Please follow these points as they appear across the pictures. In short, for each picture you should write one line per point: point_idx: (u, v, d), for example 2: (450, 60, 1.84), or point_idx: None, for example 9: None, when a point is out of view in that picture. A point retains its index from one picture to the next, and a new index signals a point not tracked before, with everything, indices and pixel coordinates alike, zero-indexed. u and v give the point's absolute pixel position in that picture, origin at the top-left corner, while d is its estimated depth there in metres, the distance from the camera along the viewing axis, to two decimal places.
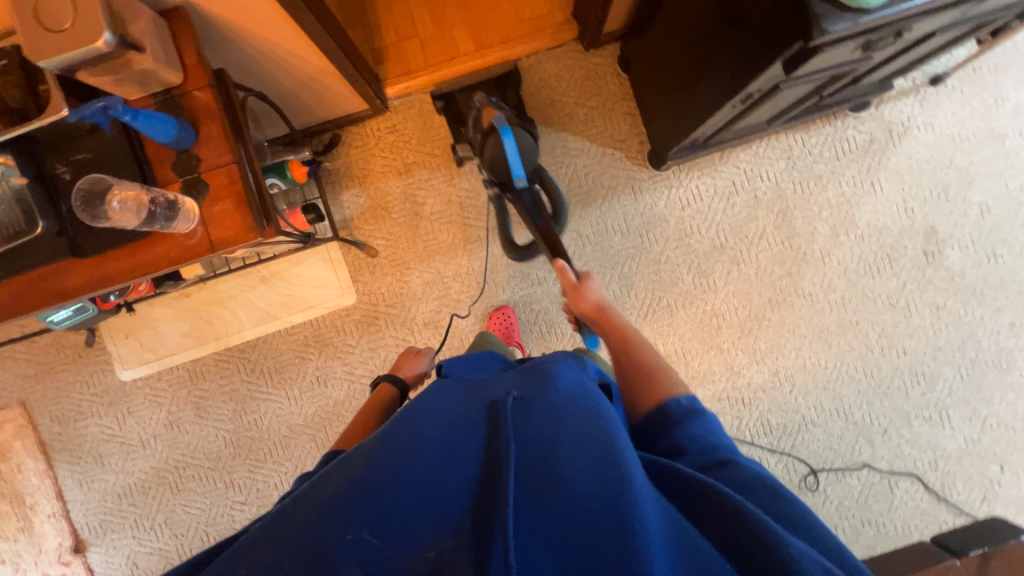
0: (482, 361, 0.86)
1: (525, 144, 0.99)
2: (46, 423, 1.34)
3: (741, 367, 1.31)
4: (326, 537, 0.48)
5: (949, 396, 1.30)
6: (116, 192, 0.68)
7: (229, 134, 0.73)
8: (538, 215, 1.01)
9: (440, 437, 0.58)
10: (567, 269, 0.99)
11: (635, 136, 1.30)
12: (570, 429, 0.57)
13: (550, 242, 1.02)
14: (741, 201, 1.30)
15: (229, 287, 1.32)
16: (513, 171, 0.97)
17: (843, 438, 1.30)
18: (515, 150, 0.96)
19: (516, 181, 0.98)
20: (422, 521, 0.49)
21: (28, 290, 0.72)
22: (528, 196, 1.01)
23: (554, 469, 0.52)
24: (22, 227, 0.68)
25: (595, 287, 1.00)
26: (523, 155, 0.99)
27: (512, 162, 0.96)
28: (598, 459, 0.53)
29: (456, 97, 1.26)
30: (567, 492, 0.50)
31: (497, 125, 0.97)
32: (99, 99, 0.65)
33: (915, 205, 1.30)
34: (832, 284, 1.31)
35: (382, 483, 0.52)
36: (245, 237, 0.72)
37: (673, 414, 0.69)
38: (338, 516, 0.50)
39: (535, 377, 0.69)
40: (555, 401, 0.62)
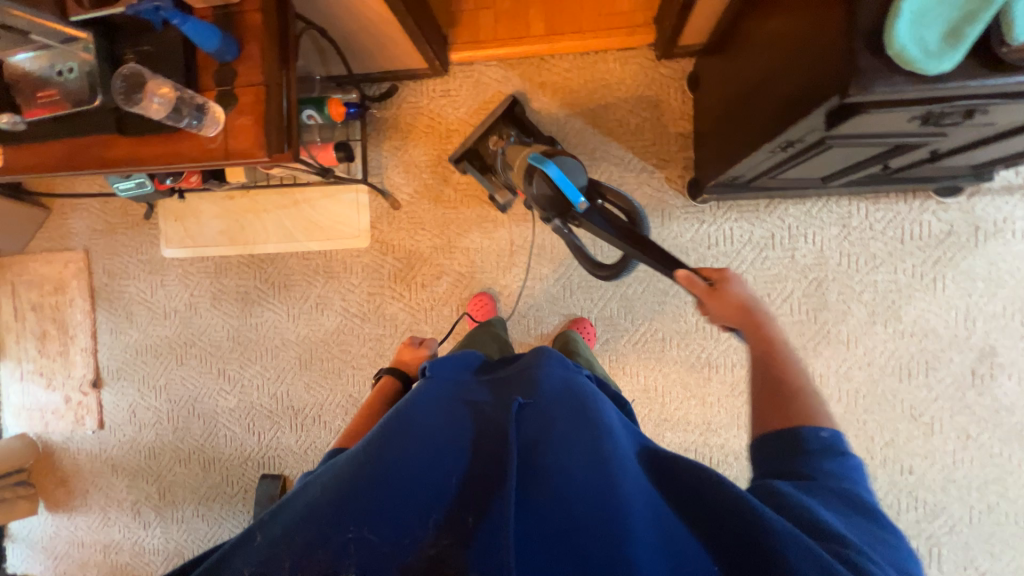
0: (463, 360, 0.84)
1: (574, 166, 0.87)
2: (99, 272, 1.56)
3: (718, 426, 1.24)
4: (325, 531, 0.50)
5: (946, 536, 1.15)
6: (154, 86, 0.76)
7: (267, 58, 0.77)
8: (618, 229, 0.85)
9: (431, 438, 0.61)
10: (695, 278, 0.83)
11: (681, 159, 1.24)
12: (559, 433, 0.60)
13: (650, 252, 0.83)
14: (775, 257, 1.20)
15: (266, 201, 1.43)
16: (573, 196, 0.85)
17: None
18: (564, 176, 0.85)
19: (579, 204, 0.86)
20: (412, 520, 0.52)
21: (79, 152, 0.82)
22: (598, 216, 0.86)
23: (545, 476, 0.54)
24: (85, 98, 0.80)
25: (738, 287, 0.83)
26: (573, 177, 0.87)
27: (568, 189, 0.85)
28: (588, 462, 0.55)
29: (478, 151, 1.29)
30: (556, 498, 0.52)
31: (538, 161, 0.87)
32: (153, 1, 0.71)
33: (979, 316, 1.13)
34: (849, 373, 1.18)
35: (373, 483, 0.54)
36: (256, 153, 0.78)
37: (808, 445, 0.61)
38: (336, 510, 0.52)
39: (527, 386, 0.71)
40: (544, 406, 0.64)
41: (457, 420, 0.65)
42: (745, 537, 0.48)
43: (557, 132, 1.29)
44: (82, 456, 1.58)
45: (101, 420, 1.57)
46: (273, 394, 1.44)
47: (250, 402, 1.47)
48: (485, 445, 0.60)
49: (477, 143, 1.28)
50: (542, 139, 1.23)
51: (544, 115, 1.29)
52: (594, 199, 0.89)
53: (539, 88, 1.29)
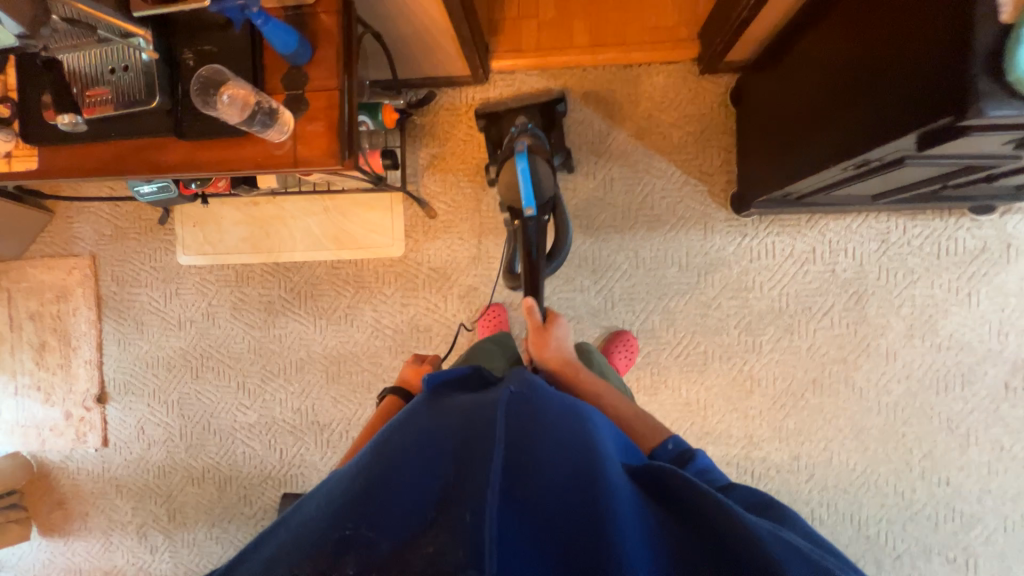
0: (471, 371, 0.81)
1: (544, 176, 1.00)
2: (107, 279, 1.47)
3: (761, 440, 1.24)
4: (322, 540, 0.49)
5: (982, 546, 1.17)
6: (229, 86, 0.71)
7: (341, 63, 0.75)
8: (541, 248, 1.00)
9: (421, 444, 0.59)
10: (535, 309, 0.98)
11: (724, 173, 1.25)
12: (547, 431, 0.59)
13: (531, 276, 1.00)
14: (815, 271, 1.22)
15: (293, 207, 1.38)
16: (524, 198, 0.98)
17: (849, 548, 1.20)
18: (528, 177, 0.97)
19: (524, 208, 0.98)
20: (402, 519, 0.50)
21: (129, 155, 0.78)
22: (535, 226, 1.00)
23: (535, 470, 0.52)
24: (141, 98, 0.74)
25: (560, 333, 0.96)
26: (537, 183, 0.99)
27: (523, 190, 0.97)
28: (575, 460, 0.55)
29: (499, 120, 1.25)
30: (544, 491, 0.51)
31: (517, 151, 1.01)
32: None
33: (1011, 330, 1.16)
34: (889, 386, 1.20)
35: (365, 494, 0.53)
36: (327, 161, 0.75)
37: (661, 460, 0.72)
38: (330, 523, 0.51)
39: (517, 385, 0.69)
40: (534, 405, 0.64)
41: (443, 419, 0.63)
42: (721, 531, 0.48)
43: (600, 143, 1.28)
44: (82, 476, 1.48)
45: (105, 437, 1.46)
46: (298, 409, 1.37)
47: (272, 418, 1.40)
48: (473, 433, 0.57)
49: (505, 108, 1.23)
50: (553, 140, 1.22)
51: (586, 126, 1.28)
52: (543, 213, 1.01)
53: (583, 99, 1.28)
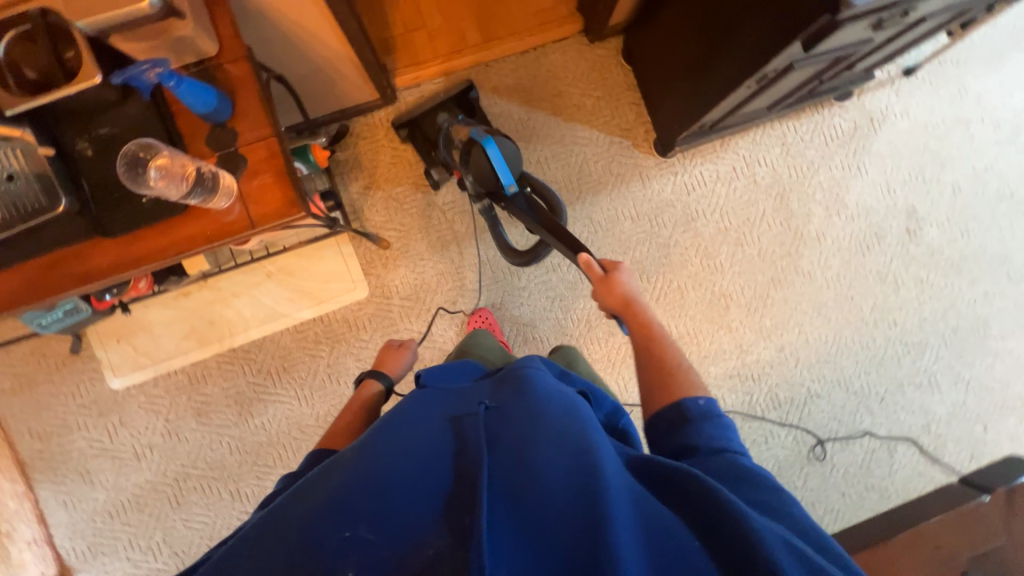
0: (462, 371, 0.78)
1: (511, 153, 0.99)
2: (25, 439, 1.23)
3: (749, 345, 1.36)
4: (313, 539, 0.44)
5: (936, 364, 1.39)
6: (159, 158, 0.64)
7: (268, 108, 0.70)
8: (539, 214, 0.95)
9: (416, 448, 0.53)
10: (591, 262, 0.87)
11: (641, 124, 1.35)
12: (547, 429, 0.53)
13: (560, 237, 0.92)
14: (742, 186, 1.36)
15: (233, 284, 1.26)
16: (502, 178, 0.95)
17: (845, 408, 1.37)
18: (502, 158, 0.95)
19: (507, 187, 0.95)
20: (401, 519, 0.45)
21: (47, 275, 0.67)
22: (523, 200, 0.97)
23: (535, 468, 0.48)
24: (42, 204, 0.63)
25: (624, 279, 0.88)
26: (509, 161, 0.98)
27: (500, 170, 0.95)
28: (576, 458, 0.50)
29: (418, 124, 1.26)
30: (543, 492, 0.46)
31: (479, 137, 0.96)
32: (145, 63, 0.61)
33: (896, 186, 1.40)
34: (828, 263, 1.38)
35: (359, 492, 0.47)
36: (284, 213, 0.69)
37: (688, 413, 0.64)
38: (322, 514, 0.46)
39: (513, 383, 0.64)
40: (533, 400, 0.58)
41: (438, 424, 0.58)
42: (732, 536, 0.45)
43: (525, 128, 1.32)
44: None
45: None
46: None
47: None
48: (471, 436, 0.53)
49: (421, 116, 1.25)
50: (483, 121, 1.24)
51: (506, 116, 1.32)
52: (524, 187, 1.00)
53: (494, 92, 1.32)
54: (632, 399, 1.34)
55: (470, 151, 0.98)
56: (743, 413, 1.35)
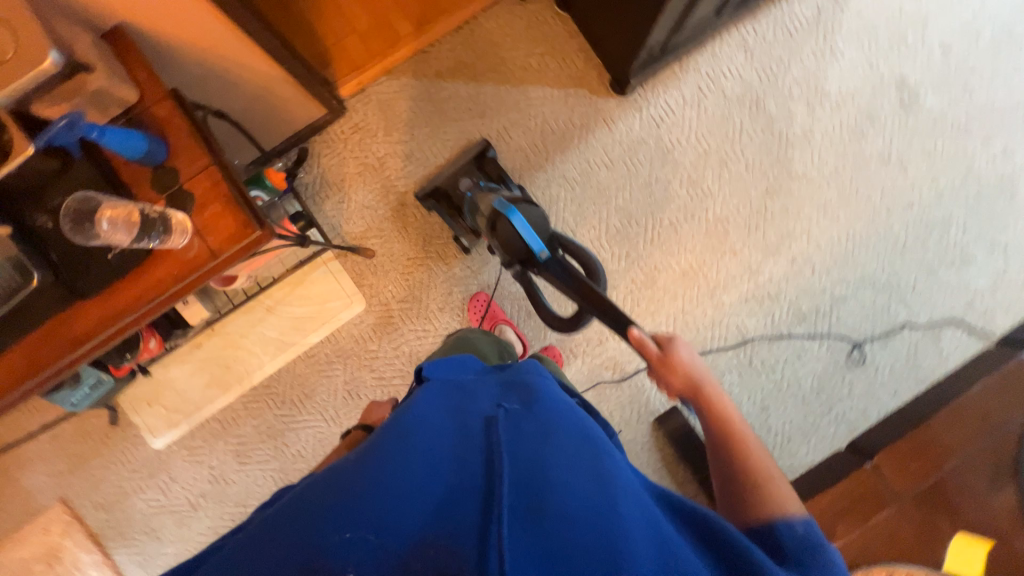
0: (464, 364, 0.78)
1: (538, 217, 0.92)
2: (91, 512, 1.30)
3: (758, 264, 1.30)
4: (309, 545, 0.42)
5: (966, 236, 1.29)
6: (104, 209, 0.67)
7: (198, 138, 0.71)
8: (576, 275, 0.85)
9: (425, 449, 0.51)
10: (644, 338, 0.80)
11: (592, 69, 1.30)
12: (562, 451, 0.52)
13: (600, 306, 0.82)
14: (712, 103, 1.30)
15: (237, 326, 1.29)
16: (532, 244, 0.88)
17: (876, 304, 1.30)
18: (529, 226, 0.89)
19: (539, 253, 0.87)
20: (408, 525, 0.42)
21: (39, 349, 0.70)
22: (557, 266, 0.87)
23: (547, 487, 0.46)
24: (17, 282, 0.67)
25: (684, 351, 0.80)
26: (536, 227, 0.91)
27: (528, 238, 0.88)
28: (593, 487, 0.49)
29: (441, 194, 1.25)
30: (556, 513, 0.43)
31: (502, 208, 0.92)
32: (61, 118, 0.63)
33: (878, 61, 1.30)
34: (823, 159, 1.30)
35: (363, 495, 0.45)
36: (240, 236, 0.70)
37: (785, 544, 0.57)
38: (322, 513, 0.44)
39: (524, 395, 0.62)
40: (547, 420, 0.57)
41: (446, 426, 0.56)
42: None
43: (477, 105, 1.30)
44: None
45: None
46: None
47: None
48: (479, 449, 0.50)
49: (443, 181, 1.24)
50: (499, 176, 1.22)
51: (456, 98, 1.30)
52: (556, 249, 0.91)
53: (438, 76, 1.30)
54: None
55: (495, 224, 0.93)
56: (768, 335, 1.30)
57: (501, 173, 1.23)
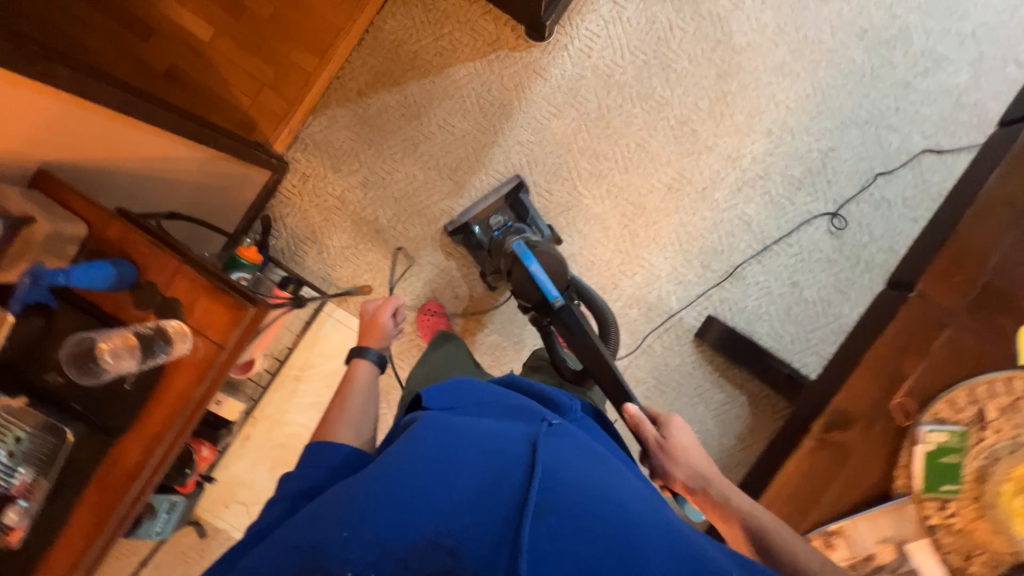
0: (471, 388, 0.71)
1: (554, 263, 1.00)
2: None
3: (737, 150, 1.27)
4: (323, 545, 0.43)
5: (931, 39, 1.24)
6: (102, 344, 0.69)
7: (159, 243, 0.70)
8: (588, 329, 0.95)
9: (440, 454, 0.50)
10: (641, 418, 0.79)
11: (504, 26, 1.26)
12: (575, 468, 0.51)
13: (602, 362, 0.93)
14: (633, 12, 1.25)
15: (276, 405, 1.30)
16: (547, 292, 0.97)
17: (866, 142, 1.26)
18: (546, 273, 0.98)
19: (552, 301, 0.97)
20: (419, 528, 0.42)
21: (104, 492, 0.71)
22: (569, 314, 0.97)
23: (558, 494, 0.46)
24: (53, 444, 0.68)
25: (683, 435, 0.79)
26: (553, 275, 1.00)
27: (543, 285, 0.97)
28: (608, 500, 0.48)
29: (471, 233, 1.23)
30: (570, 512, 0.44)
31: (521, 251, 0.99)
32: (25, 276, 0.65)
33: None
34: (762, 22, 1.25)
35: (373, 501, 0.45)
36: (238, 322, 0.70)
37: None
38: (334, 521, 0.44)
39: (535, 420, 0.61)
40: (558, 440, 0.56)
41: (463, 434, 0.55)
42: None
43: (409, 107, 1.27)
44: None
45: None
46: None
47: None
48: (493, 457, 0.50)
49: (473, 220, 1.21)
50: (533, 221, 1.21)
51: (387, 109, 1.27)
52: (568, 297, 1.01)
53: (361, 95, 1.28)
54: (664, 270, 1.30)
55: (513, 267, 1.01)
56: (774, 214, 1.28)
57: (535, 217, 1.21)
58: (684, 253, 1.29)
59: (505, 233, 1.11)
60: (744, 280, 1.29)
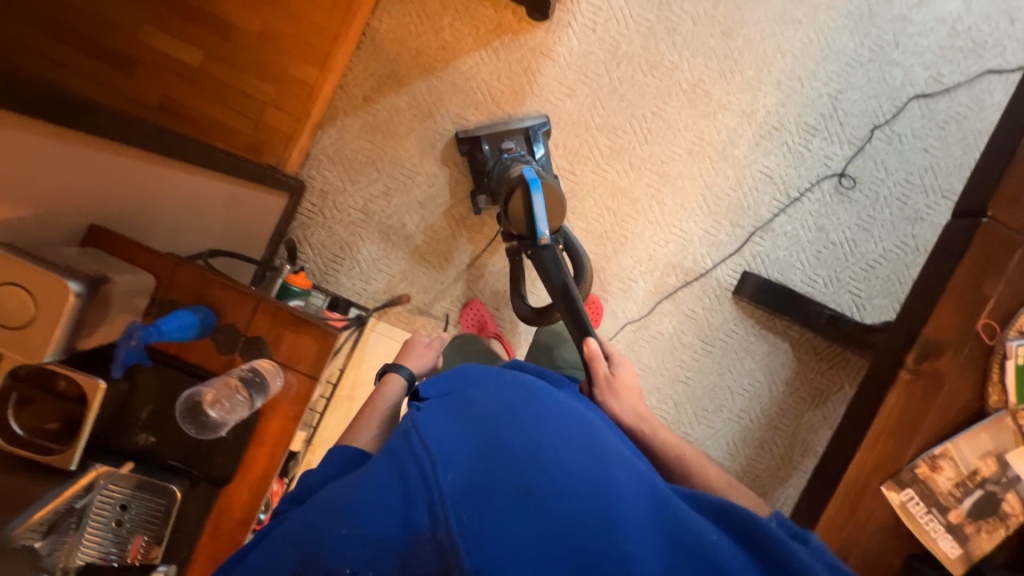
0: (469, 376, 0.61)
1: (556, 207, 1.01)
2: None
3: (751, 105, 1.28)
4: (324, 541, 0.43)
5: None
6: (207, 395, 0.66)
7: (232, 284, 0.71)
8: (565, 271, 0.96)
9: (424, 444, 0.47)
10: (598, 355, 0.83)
11: (504, 11, 1.22)
12: (563, 437, 0.48)
13: (570, 305, 0.93)
14: None
15: (334, 428, 1.28)
16: (541, 227, 0.98)
17: (872, 81, 1.28)
18: (545, 209, 0.98)
19: (540, 238, 0.98)
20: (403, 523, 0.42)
21: (218, 538, 0.71)
22: (550, 256, 0.98)
23: (543, 472, 0.44)
24: (165, 502, 0.67)
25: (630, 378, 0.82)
26: (551, 214, 1.01)
27: (540, 219, 0.98)
28: (593, 468, 0.46)
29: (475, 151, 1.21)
30: (552, 494, 0.42)
31: (533, 175, 0.99)
32: (126, 338, 0.65)
33: None
34: None
35: (356, 507, 0.44)
36: (326, 350, 0.71)
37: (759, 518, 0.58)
38: (330, 520, 0.45)
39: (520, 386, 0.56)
40: (545, 407, 0.52)
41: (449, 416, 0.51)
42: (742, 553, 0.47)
43: (420, 108, 1.24)
44: None
45: None
46: None
47: None
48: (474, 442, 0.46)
49: (485, 139, 1.19)
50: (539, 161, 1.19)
51: (398, 112, 1.24)
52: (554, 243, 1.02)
53: (368, 102, 1.24)
54: (695, 234, 1.32)
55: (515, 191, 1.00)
56: (794, 163, 1.30)
57: (541, 163, 1.19)
58: (712, 214, 1.31)
59: (514, 163, 1.13)
60: (773, 232, 1.32)
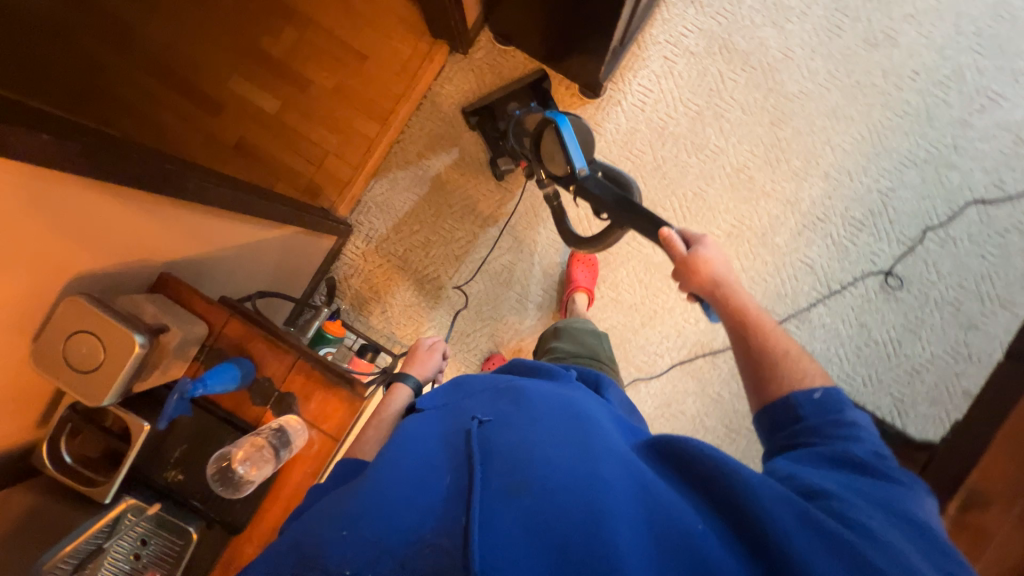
0: (473, 379, 0.66)
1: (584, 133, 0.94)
2: None
3: (795, 194, 1.28)
4: (323, 542, 0.41)
5: (985, 77, 1.24)
6: (236, 455, 0.70)
7: (274, 340, 0.77)
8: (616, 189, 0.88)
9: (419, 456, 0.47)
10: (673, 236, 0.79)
11: (559, 86, 1.29)
12: (547, 435, 0.47)
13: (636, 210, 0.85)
14: (684, 66, 1.28)
15: None
16: (578, 157, 0.90)
17: (925, 181, 1.26)
18: (576, 140, 0.91)
19: (579, 168, 0.89)
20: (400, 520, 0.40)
21: None
22: (594, 183, 0.89)
23: (527, 466, 0.42)
24: (180, 542, 0.69)
25: (714, 252, 0.76)
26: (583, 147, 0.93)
27: (574, 150, 0.90)
28: (577, 460, 0.43)
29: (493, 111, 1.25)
30: (541, 488, 0.40)
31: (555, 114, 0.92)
32: (174, 391, 0.69)
33: None
34: (813, 69, 1.27)
35: (357, 510, 0.42)
36: (350, 413, 0.76)
37: (807, 419, 0.55)
38: (328, 526, 0.42)
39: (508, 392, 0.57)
40: (530, 406, 0.52)
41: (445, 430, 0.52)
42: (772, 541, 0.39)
43: (468, 167, 1.31)
44: None
45: None
46: None
47: None
48: (462, 449, 0.46)
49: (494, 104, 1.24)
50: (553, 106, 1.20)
51: (447, 169, 1.31)
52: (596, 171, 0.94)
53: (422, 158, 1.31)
54: None
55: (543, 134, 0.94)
56: (838, 256, 1.27)
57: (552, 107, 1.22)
58: None
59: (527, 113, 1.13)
60: (811, 322, 1.28)
